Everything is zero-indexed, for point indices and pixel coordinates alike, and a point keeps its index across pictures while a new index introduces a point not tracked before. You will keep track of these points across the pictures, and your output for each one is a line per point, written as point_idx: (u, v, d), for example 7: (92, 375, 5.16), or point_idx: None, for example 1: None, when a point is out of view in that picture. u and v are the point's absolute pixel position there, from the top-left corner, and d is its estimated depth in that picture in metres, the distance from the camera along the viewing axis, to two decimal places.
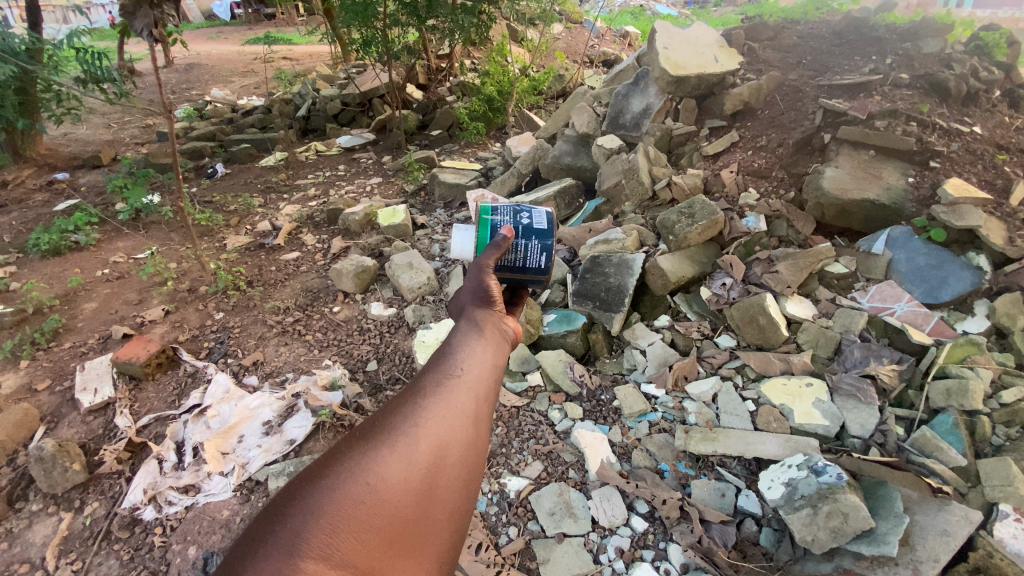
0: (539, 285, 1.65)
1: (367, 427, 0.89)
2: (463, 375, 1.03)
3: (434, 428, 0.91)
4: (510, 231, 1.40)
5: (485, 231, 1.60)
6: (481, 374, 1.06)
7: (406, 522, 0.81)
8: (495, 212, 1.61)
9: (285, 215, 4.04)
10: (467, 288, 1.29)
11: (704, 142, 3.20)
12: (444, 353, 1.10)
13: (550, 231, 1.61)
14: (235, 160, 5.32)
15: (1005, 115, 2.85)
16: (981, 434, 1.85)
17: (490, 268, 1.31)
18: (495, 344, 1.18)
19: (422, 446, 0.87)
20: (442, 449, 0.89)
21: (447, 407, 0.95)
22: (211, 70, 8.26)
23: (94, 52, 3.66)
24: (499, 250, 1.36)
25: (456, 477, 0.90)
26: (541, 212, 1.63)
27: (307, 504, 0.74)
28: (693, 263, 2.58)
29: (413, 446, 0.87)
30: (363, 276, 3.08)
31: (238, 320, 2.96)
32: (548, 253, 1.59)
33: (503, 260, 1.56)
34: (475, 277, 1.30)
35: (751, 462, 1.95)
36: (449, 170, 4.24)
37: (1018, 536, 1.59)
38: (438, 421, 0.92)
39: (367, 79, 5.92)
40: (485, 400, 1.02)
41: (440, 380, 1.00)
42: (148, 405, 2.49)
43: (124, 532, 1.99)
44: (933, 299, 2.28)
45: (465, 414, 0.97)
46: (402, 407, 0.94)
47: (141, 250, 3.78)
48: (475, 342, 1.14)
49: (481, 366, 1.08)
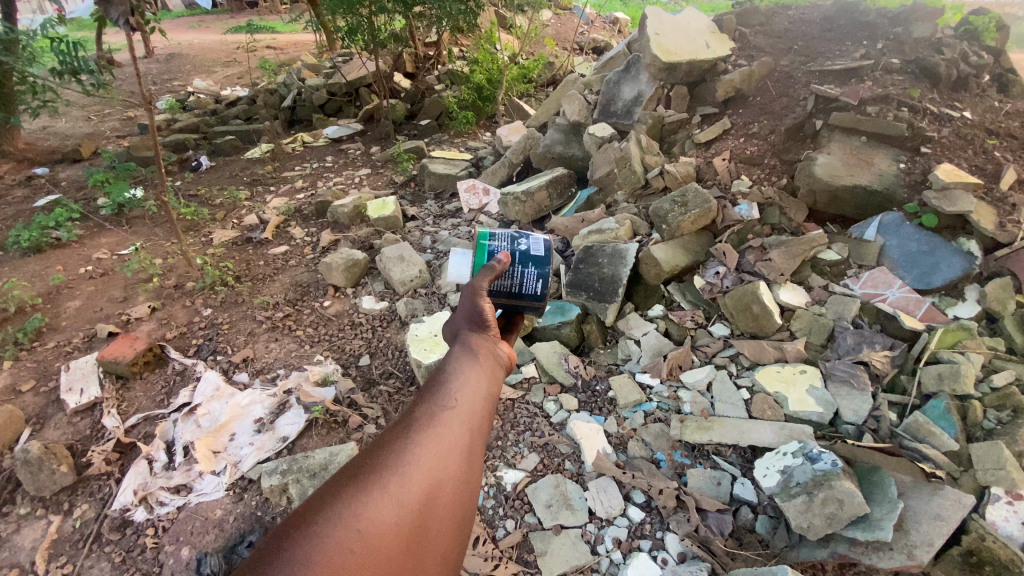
0: (535, 311, 1.61)
1: (358, 466, 0.87)
2: (456, 407, 1.00)
3: (427, 465, 0.89)
4: (506, 255, 1.37)
5: (482, 256, 1.57)
6: (474, 404, 1.03)
7: (400, 569, 0.79)
8: (492, 238, 1.57)
9: (272, 208, 3.97)
10: (461, 311, 1.27)
11: (697, 130, 3.17)
12: (437, 380, 1.07)
13: (547, 257, 1.58)
14: (220, 153, 5.22)
15: (995, 100, 2.85)
16: (973, 418, 1.86)
17: (484, 290, 1.29)
18: (490, 371, 1.15)
19: (412, 488, 0.85)
20: (433, 488, 0.87)
21: (439, 442, 0.93)
22: (194, 60, 8.03)
23: (70, 42, 3.51)
24: (494, 272, 1.33)
25: (448, 517, 0.88)
26: (538, 238, 1.60)
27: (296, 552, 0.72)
28: (686, 252, 2.57)
29: (405, 488, 0.84)
30: (353, 270, 3.04)
31: (226, 316, 2.91)
32: (544, 279, 1.56)
33: (499, 286, 1.53)
34: (469, 299, 1.27)
35: (747, 450, 1.95)
36: (438, 160, 4.17)
37: (1009, 519, 1.64)
38: (431, 459, 0.90)
39: (353, 68, 5.82)
40: (478, 433, 1.00)
41: (433, 412, 0.98)
42: (136, 404, 2.45)
43: (115, 534, 1.96)
44: (925, 285, 2.29)
45: (457, 450, 0.94)
46: (392, 441, 0.91)
47: (124, 246, 3.71)
48: (468, 369, 1.11)
49: (474, 394, 1.05)
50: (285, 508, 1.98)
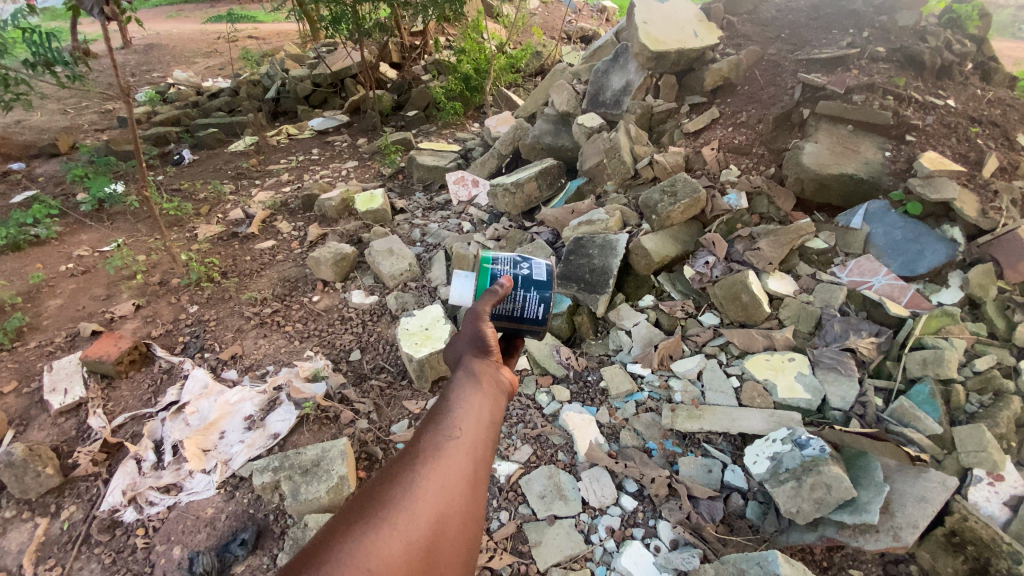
0: (535, 335, 1.60)
1: (364, 502, 0.88)
2: (461, 435, 1.00)
3: (432, 498, 0.89)
4: (508, 279, 1.43)
5: (485, 280, 1.53)
6: (478, 433, 1.03)
7: None
8: (494, 262, 1.55)
9: (257, 202, 3.91)
10: (464, 335, 1.27)
11: (685, 119, 3.16)
12: (440, 407, 1.06)
13: (549, 281, 1.55)
14: (203, 146, 5.11)
15: (978, 88, 2.88)
16: (956, 402, 1.90)
17: (486, 315, 1.30)
18: (494, 395, 1.15)
19: (418, 522, 0.85)
20: (440, 521, 0.88)
21: (446, 473, 0.93)
22: (173, 51, 7.82)
23: (42, 32, 3.38)
24: (497, 296, 1.38)
25: (456, 549, 0.89)
26: (540, 262, 1.58)
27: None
28: (676, 242, 2.57)
29: (411, 523, 0.85)
30: (342, 264, 3.00)
31: (213, 313, 2.86)
32: (546, 305, 1.55)
33: (499, 310, 1.51)
34: (472, 324, 1.28)
35: (737, 437, 1.98)
36: (426, 152, 4.13)
37: (990, 499, 1.69)
38: (437, 491, 0.90)
39: (338, 58, 5.72)
40: (484, 460, 0.99)
41: (438, 442, 0.97)
42: (123, 403, 2.42)
43: (104, 536, 1.94)
44: (909, 272, 2.33)
45: (463, 479, 0.94)
46: (399, 474, 0.92)
47: (106, 242, 3.63)
48: (471, 394, 1.10)
49: (478, 421, 1.04)
50: (277, 505, 1.97)
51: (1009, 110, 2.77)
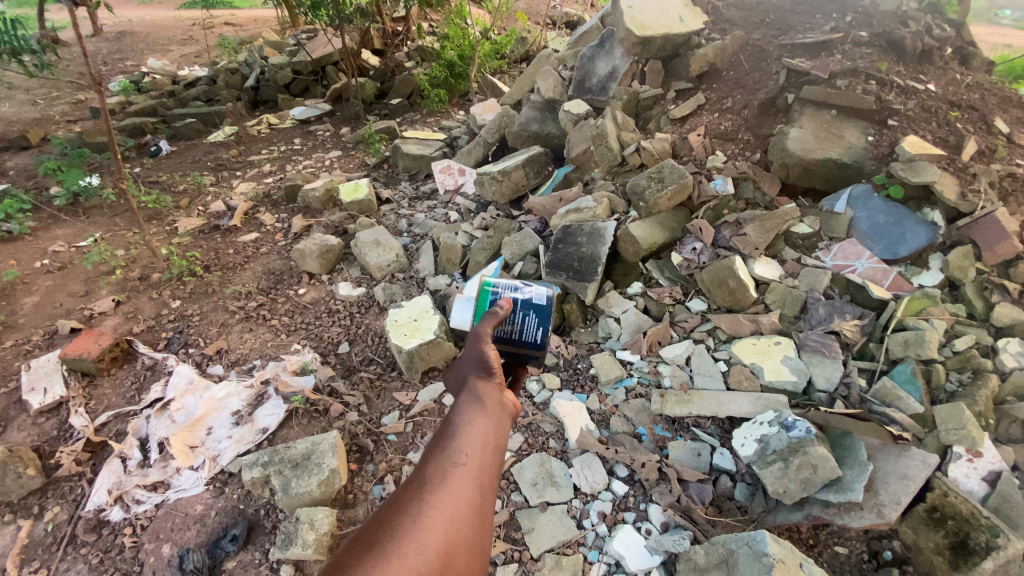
0: (536, 360, 1.60)
1: (380, 522, 0.98)
2: (466, 460, 1.12)
3: (443, 517, 1.00)
4: (508, 301, 1.52)
5: (485, 303, 1.59)
6: (481, 456, 1.14)
7: None
8: (495, 286, 1.60)
9: (239, 194, 3.83)
10: (468, 361, 1.40)
11: (671, 106, 3.15)
12: (446, 433, 1.19)
13: (548, 306, 1.57)
14: (181, 137, 4.98)
15: (957, 72, 2.91)
16: (937, 381, 1.95)
17: (488, 337, 1.43)
18: (495, 419, 1.27)
19: (431, 540, 0.95)
20: (450, 541, 0.97)
21: (453, 495, 1.04)
22: (147, 38, 7.56)
23: (5, 19, 3.23)
24: (498, 317, 1.47)
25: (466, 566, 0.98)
26: (541, 287, 1.59)
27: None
28: (664, 229, 2.57)
29: (425, 543, 0.94)
30: (328, 256, 2.96)
31: (196, 308, 2.81)
32: (544, 327, 1.56)
33: (499, 333, 1.55)
34: (473, 349, 1.40)
35: (725, 421, 2.00)
36: (411, 141, 4.07)
37: (969, 475, 1.75)
38: (446, 511, 1.01)
39: (318, 45, 5.59)
40: (486, 483, 1.11)
41: (445, 467, 1.09)
42: (105, 401, 2.38)
43: (90, 536, 1.91)
44: (892, 255, 2.36)
45: (469, 500, 1.06)
46: (411, 498, 1.02)
47: (83, 237, 3.53)
48: (474, 419, 1.23)
49: (482, 446, 1.16)
50: (268, 499, 1.96)
51: (987, 94, 2.81)
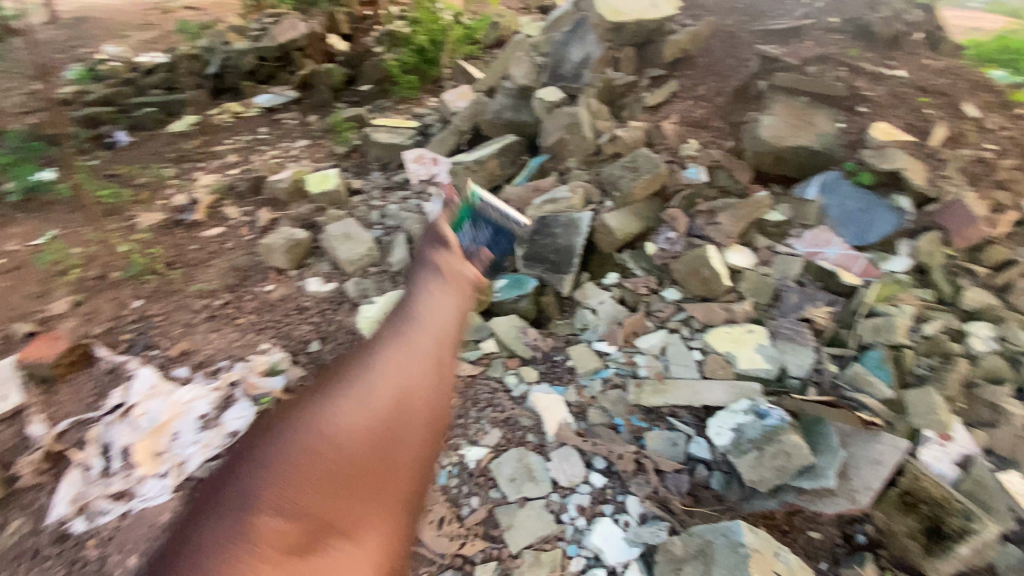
0: None
1: (341, 365, 1.14)
2: (423, 322, 1.26)
3: (400, 365, 1.14)
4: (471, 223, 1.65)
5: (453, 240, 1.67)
6: (438, 319, 1.29)
7: (385, 434, 1.04)
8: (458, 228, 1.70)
9: (202, 186, 3.67)
10: (428, 246, 1.54)
11: (645, 92, 3.11)
12: (407, 300, 1.33)
13: None
14: (139, 127, 4.75)
15: (925, 58, 2.94)
16: (906, 366, 1.99)
17: (443, 229, 1.59)
18: (453, 289, 1.40)
19: (387, 381, 1.10)
20: (409, 386, 1.12)
21: (410, 347, 1.19)
22: (99, 20, 7.14)
23: None
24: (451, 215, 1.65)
25: (425, 405, 1.13)
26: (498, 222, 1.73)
27: (284, 429, 0.95)
28: (639, 219, 2.56)
29: (382, 383, 1.10)
30: (296, 251, 2.86)
31: (159, 308, 2.69)
32: None
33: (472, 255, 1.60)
34: (432, 237, 1.56)
35: (700, 410, 2.01)
36: (382, 129, 3.94)
37: (940, 458, 1.80)
38: (402, 360, 1.16)
39: (283, 29, 5.37)
40: (444, 339, 1.25)
41: (403, 326, 1.24)
42: (64, 409, 2.26)
43: (54, 549, 1.87)
44: (861, 241, 2.41)
45: (428, 353, 1.20)
46: (371, 346, 1.19)
47: (35, 235, 3.34)
48: (429, 296, 1.34)
49: (439, 309, 1.31)
50: None
51: (955, 79, 2.84)
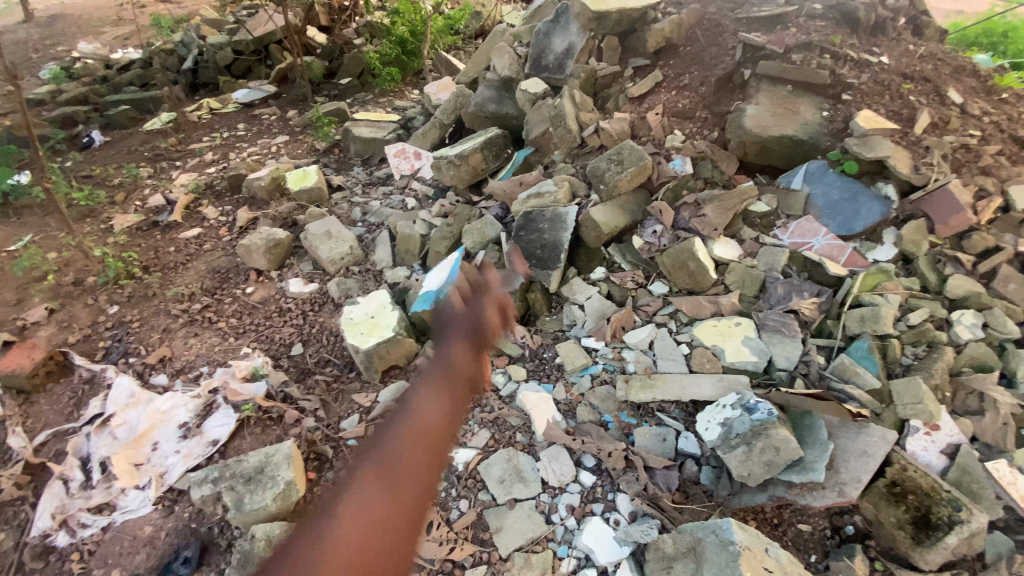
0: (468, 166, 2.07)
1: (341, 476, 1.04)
2: (415, 424, 1.05)
3: (373, 483, 0.98)
4: None
5: None
6: (428, 422, 1.06)
7: None
8: None
9: (179, 186, 3.57)
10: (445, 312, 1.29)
11: (629, 83, 3.07)
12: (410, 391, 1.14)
13: None
14: (113, 125, 4.60)
15: (909, 43, 2.92)
16: (892, 356, 1.99)
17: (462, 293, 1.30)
18: (459, 377, 1.14)
19: (357, 511, 0.95)
20: (381, 513, 0.95)
21: (390, 457, 1.01)
22: (71, 16, 6.93)
23: None
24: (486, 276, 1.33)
25: (398, 534, 0.94)
26: None
27: (285, 550, 0.96)
28: (624, 212, 2.52)
29: (356, 510, 0.95)
30: (276, 251, 2.80)
31: (136, 313, 2.62)
32: None
33: None
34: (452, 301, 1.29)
35: (689, 405, 2.00)
36: (363, 123, 3.86)
37: (927, 448, 1.81)
38: (378, 475, 0.99)
39: (260, 22, 5.23)
40: (432, 445, 1.03)
41: (395, 429, 1.06)
42: (42, 420, 2.20)
43: (38, 564, 1.81)
44: (847, 232, 2.39)
45: (408, 468, 1.00)
46: (366, 448, 1.06)
47: (7, 240, 3.23)
48: (432, 382, 1.13)
49: (438, 409, 1.07)
50: (222, 516, 1.85)
51: (939, 65, 2.83)
